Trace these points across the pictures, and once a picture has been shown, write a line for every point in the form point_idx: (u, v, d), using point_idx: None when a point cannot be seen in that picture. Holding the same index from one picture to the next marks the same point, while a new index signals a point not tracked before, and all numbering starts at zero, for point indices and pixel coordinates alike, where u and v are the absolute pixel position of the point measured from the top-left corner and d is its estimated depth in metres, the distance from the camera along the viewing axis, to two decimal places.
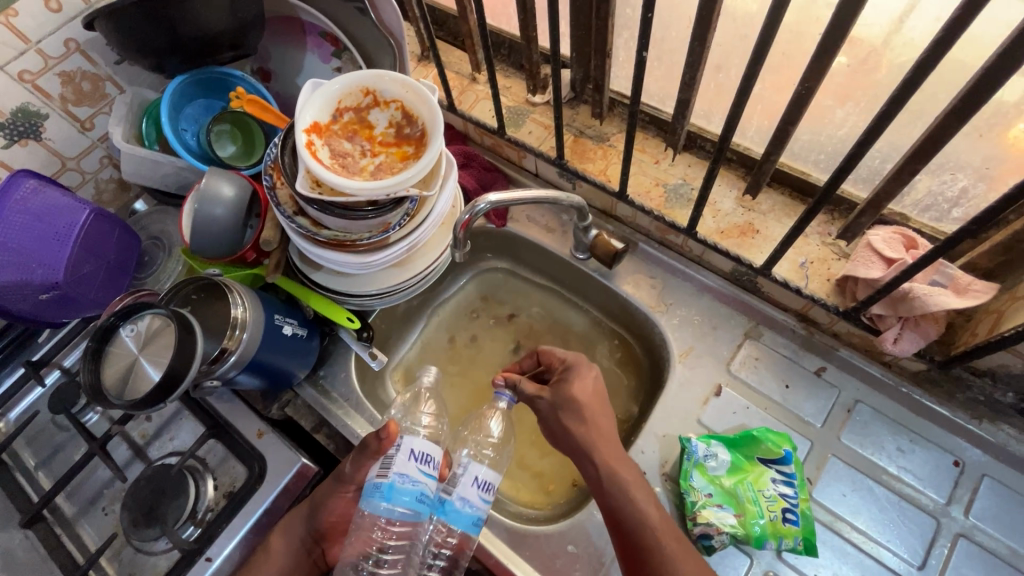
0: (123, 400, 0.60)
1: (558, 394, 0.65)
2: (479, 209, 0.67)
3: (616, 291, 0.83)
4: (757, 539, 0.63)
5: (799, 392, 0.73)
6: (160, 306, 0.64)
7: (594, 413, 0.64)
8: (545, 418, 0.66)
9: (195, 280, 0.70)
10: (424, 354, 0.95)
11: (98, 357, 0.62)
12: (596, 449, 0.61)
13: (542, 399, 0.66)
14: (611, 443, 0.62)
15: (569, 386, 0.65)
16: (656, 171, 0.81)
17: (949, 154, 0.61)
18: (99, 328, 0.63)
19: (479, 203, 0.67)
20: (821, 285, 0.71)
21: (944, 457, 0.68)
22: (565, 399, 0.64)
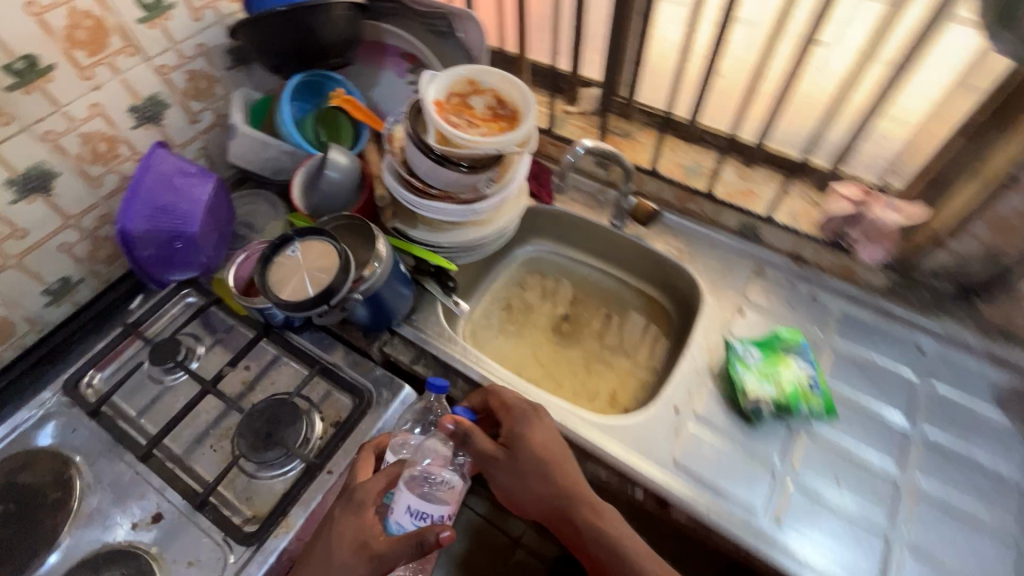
0: (292, 301, 0.73)
1: (515, 455, 0.76)
2: (578, 152, 0.96)
3: (649, 247, 1.04)
4: (794, 404, 0.82)
5: (800, 309, 0.95)
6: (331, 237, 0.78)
7: (558, 461, 0.76)
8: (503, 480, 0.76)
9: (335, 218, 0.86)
10: (486, 315, 1.10)
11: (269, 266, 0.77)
12: (582, 501, 0.74)
13: (498, 460, 0.76)
14: (586, 496, 0.74)
15: (530, 444, 0.76)
16: (673, 156, 1.06)
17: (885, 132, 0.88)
18: (274, 241, 0.77)
19: (578, 148, 0.96)
20: (807, 226, 0.96)
21: (912, 347, 0.89)
22: (527, 457, 0.75)
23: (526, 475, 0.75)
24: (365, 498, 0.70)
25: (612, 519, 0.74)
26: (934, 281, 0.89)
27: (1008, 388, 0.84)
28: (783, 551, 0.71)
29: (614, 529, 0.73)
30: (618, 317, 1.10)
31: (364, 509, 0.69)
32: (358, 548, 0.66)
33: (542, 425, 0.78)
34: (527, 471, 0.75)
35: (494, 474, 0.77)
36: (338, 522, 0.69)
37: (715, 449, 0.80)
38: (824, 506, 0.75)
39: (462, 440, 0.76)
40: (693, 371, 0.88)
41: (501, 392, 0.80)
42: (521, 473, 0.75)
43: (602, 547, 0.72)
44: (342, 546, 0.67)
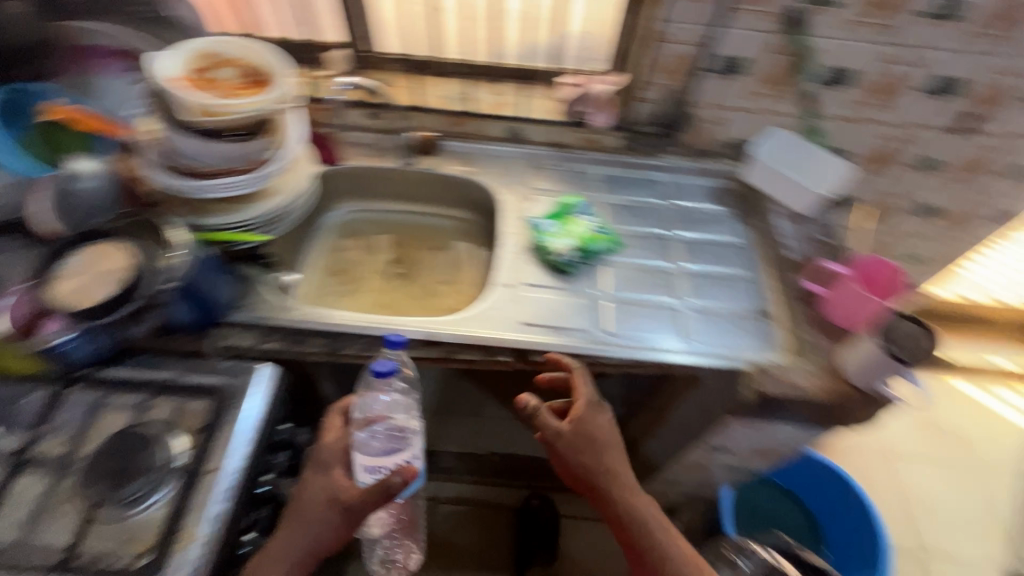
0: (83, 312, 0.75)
1: (575, 432, 0.90)
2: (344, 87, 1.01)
3: (441, 173, 1.16)
4: (590, 246, 1.02)
5: (572, 182, 1.17)
6: (116, 237, 0.83)
7: (605, 439, 0.92)
8: (560, 452, 0.91)
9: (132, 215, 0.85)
10: (318, 286, 1.11)
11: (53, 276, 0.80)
12: (620, 476, 0.91)
13: (562, 436, 0.90)
14: (617, 451, 0.92)
15: (598, 425, 0.92)
16: (431, 91, 1.18)
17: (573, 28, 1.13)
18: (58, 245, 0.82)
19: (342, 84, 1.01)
20: (553, 115, 1.16)
21: (652, 181, 1.18)
22: (584, 437, 0.91)
23: (583, 454, 0.90)
24: (331, 463, 0.86)
25: (618, 498, 0.90)
26: (646, 126, 1.15)
27: (713, 187, 1.17)
28: (617, 347, 0.93)
29: (646, 523, 0.89)
30: (440, 245, 1.22)
31: (333, 470, 0.86)
32: (330, 502, 0.82)
33: (599, 414, 0.93)
34: (609, 455, 0.91)
35: (554, 446, 0.91)
36: (316, 476, 0.85)
37: (546, 304, 0.97)
38: (632, 307, 0.99)
39: (551, 437, 0.91)
40: (511, 254, 1.04)
41: (558, 366, 0.91)
42: (580, 450, 0.90)
43: (620, 522, 0.90)
44: (313, 502, 0.82)
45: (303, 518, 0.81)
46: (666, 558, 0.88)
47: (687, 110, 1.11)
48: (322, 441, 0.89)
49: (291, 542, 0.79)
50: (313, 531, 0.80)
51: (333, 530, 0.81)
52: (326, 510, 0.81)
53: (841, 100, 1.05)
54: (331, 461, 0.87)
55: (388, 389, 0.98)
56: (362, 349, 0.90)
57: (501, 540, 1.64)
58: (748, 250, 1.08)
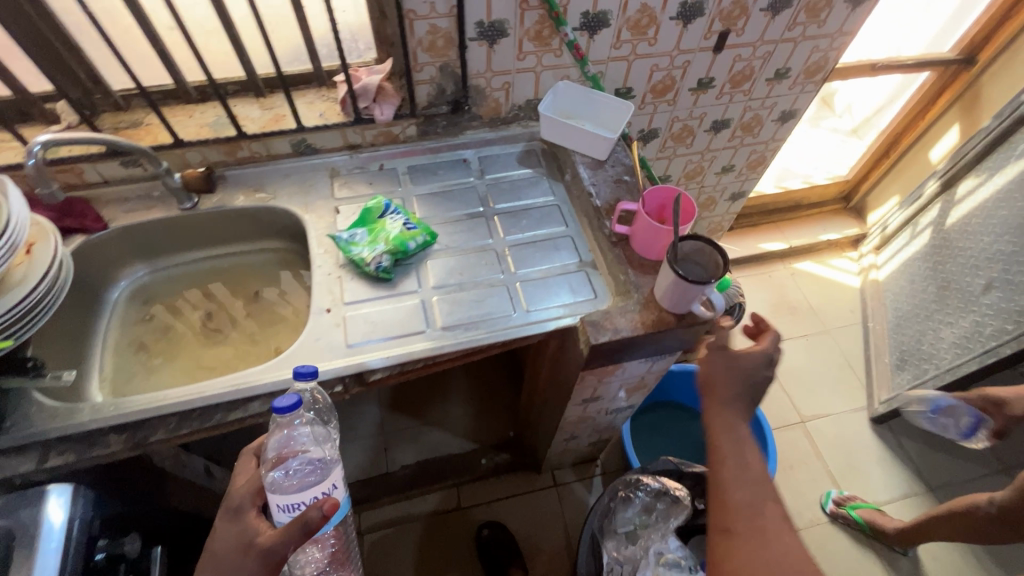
0: None
1: (734, 366, 0.83)
2: (37, 148, 0.82)
3: (232, 208, 1.05)
4: (402, 245, 0.97)
5: (378, 183, 1.12)
6: None
7: (735, 408, 0.81)
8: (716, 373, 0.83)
9: None
10: (121, 368, 0.98)
11: None
12: (739, 420, 0.81)
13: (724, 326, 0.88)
14: (739, 406, 0.81)
15: (741, 366, 0.83)
16: (194, 121, 1.05)
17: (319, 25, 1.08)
18: None
19: (34, 144, 0.82)
20: (338, 118, 1.09)
21: (458, 162, 1.17)
22: (736, 372, 0.83)
23: (716, 378, 0.83)
24: (245, 505, 0.73)
25: (735, 450, 0.78)
26: (434, 108, 1.11)
27: (519, 152, 1.18)
28: (453, 340, 0.90)
29: (763, 483, 0.76)
30: (258, 283, 1.12)
31: (245, 513, 0.73)
32: (244, 548, 0.69)
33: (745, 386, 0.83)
34: (732, 392, 0.82)
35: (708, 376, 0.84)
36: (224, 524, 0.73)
37: (371, 316, 0.92)
38: (462, 293, 0.97)
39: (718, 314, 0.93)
40: (325, 274, 0.97)
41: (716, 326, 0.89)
42: (713, 381, 0.83)
43: (746, 479, 0.76)
44: (226, 551, 0.70)
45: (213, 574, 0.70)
46: (797, 551, 0.69)
47: (467, 82, 1.08)
48: (231, 486, 0.76)
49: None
50: None
51: None
52: (241, 557, 0.69)
53: (604, 44, 1.09)
54: (242, 507, 0.74)
55: (304, 419, 0.83)
56: (172, 430, 0.80)
57: (437, 548, 1.60)
58: (563, 207, 1.09)
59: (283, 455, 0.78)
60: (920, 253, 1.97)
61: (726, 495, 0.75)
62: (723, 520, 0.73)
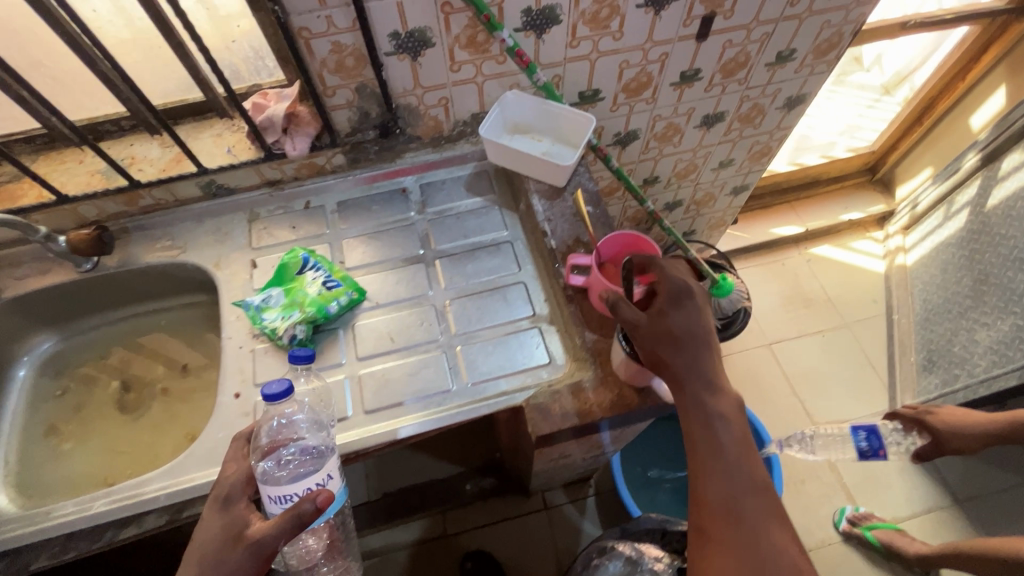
0: None
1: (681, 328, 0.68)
2: None
3: (137, 265, 0.93)
4: (319, 310, 0.83)
5: (303, 224, 0.97)
6: None
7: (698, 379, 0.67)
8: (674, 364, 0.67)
9: None
10: (27, 458, 0.88)
11: None
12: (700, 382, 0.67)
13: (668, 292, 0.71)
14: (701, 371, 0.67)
15: (687, 321, 0.68)
16: (85, 167, 0.91)
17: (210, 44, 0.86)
18: None
19: None
20: (249, 153, 0.93)
21: (397, 193, 1.00)
22: (687, 331, 0.68)
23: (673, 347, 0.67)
24: (235, 495, 0.64)
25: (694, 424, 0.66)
26: (359, 134, 0.94)
27: (468, 176, 1.02)
28: (379, 425, 0.78)
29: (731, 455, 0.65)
30: (180, 343, 1.00)
31: (235, 504, 0.63)
32: (233, 540, 0.60)
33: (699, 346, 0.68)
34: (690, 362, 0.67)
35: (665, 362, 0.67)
36: (210, 514, 0.63)
37: None
38: (395, 364, 0.83)
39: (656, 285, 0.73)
40: (236, 346, 0.84)
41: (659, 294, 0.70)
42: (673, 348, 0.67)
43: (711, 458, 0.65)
44: (213, 546, 0.60)
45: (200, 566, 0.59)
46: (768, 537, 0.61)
47: (394, 102, 0.90)
48: (220, 476, 0.66)
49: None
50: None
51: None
52: (228, 550, 0.60)
53: (556, 44, 0.89)
54: (232, 499, 0.64)
55: (298, 406, 0.76)
56: (55, 556, 0.70)
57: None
58: (518, 245, 0.94)
59: (276, 444, 0.70)
60: (955, 237, 1.74)
61: (700, 488, 0.65)
62: (701, 516, 0.64)
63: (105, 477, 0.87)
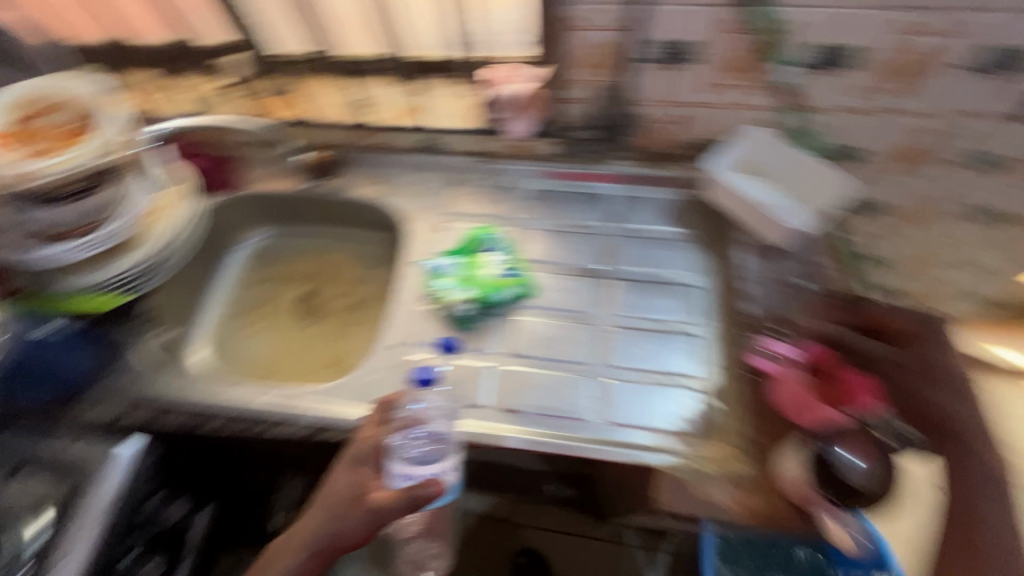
0: None
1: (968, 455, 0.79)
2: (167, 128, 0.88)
3: (351, 196, 1.03)
4: (490, 294, 0.85)
5: (497, 202, 0.99)
6: None
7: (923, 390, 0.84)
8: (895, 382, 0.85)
9: None
10: (222, 328, 1.04)
11: None
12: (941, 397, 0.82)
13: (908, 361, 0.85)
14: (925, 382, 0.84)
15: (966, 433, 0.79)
16: (338, 98, 1.01)
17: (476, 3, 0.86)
18: None
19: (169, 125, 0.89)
20: (474, 123, 0.96)
21: (593, 198, 0.97)
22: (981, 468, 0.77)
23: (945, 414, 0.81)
24: (364, 455, 0.68)
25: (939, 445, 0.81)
26: (576, 130, 0.94)
27: (669, 201, 0.95)
28: (509, 428, 0.76)
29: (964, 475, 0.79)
30: (358, 273, 1.09)
31: (365, 465, 0.67)
32: (353, 500, 0.64)
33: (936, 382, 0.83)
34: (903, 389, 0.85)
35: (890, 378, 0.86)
36: (340, 468, 0.68)
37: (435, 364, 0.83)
38: (542, 373, 0.81)
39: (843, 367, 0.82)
40: (407, 300, 0.89)
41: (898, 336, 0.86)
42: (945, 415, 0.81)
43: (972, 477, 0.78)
44: (339, 498, 0.65)
45: (323, 515, 0.64)
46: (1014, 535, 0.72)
47: (625, 110, 0.88)
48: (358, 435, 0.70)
49: (314, 532, 0.64)
50: (334, 529, 0.63)
51: (357, 532, 0.63)
52: (349, 509, 0.63)
53: (831, 90, 0.79)
54: (361, 457, 0.68)
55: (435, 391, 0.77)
56: (223, 424, 0.81)
57: (483, 557, 1.53)
58: (701, 294, 0.86)
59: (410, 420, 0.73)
60: None
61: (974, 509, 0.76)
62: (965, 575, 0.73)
63: (270, 367, 1.00)
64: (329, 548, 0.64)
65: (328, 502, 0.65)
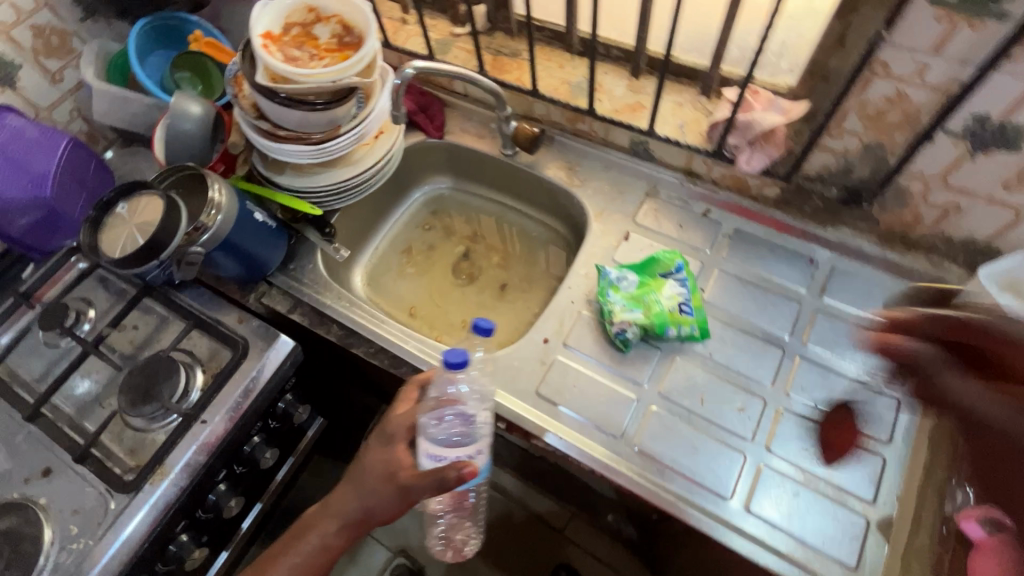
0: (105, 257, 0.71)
1: None
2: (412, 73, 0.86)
3: (540, 175, 1.00)
4: (660, 326, 0.78)
5: (691, 229, 0.90)
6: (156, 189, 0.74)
7: None
8: None
9: (181, 171, 0.80)
10: (383, 261, 1.08)
11: (97, 226, 0.74)
12: None
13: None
14: None
15: None
16: (561, 74, 0.98)
17: (743, 23, 0.84)
18: (99, 200, 0.74)
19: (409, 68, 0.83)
20: (697, 138, 0.88)
21: (802, 259, 0.85)
22: None
23: None
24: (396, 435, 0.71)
25: None
26: (820, 184, 0.82)
27: (899, 295, 0.80)
28: (636, 472, 0.72)
29: None
30: (518, 252, 1.07)
31: (395, 445, 0.70)
32: (387, 479, 0.68)
33: None
34: None
35: None
36: (372, 449, 0.72)
37: (580, 376, 0.79)
38: (688, 429, 0.75)
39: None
40: (568, 299, 0.86)
41: None
42: None
43: None
44: (372, 478, 0.69)
45: (356, 490, 0.70)
46: None
47: (892, 179, 0.74)
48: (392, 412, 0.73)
49: (347, 504, 0.71)
50: (368, 503, 0.69)
51: (391, 508, 0.68)
52: (383, 486, 0.68)
53: None
54: (394, 438, 0.71)
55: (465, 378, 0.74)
56: (369, 353, 0.85)
57: (517, 565, 1.22)
58: (905, 414, 0.73)
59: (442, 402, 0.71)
60: None
61: None
62: None
63: (413, 310, 1.03)
64: (361, 521, 0.70)
65: (366, 479, 0.70)
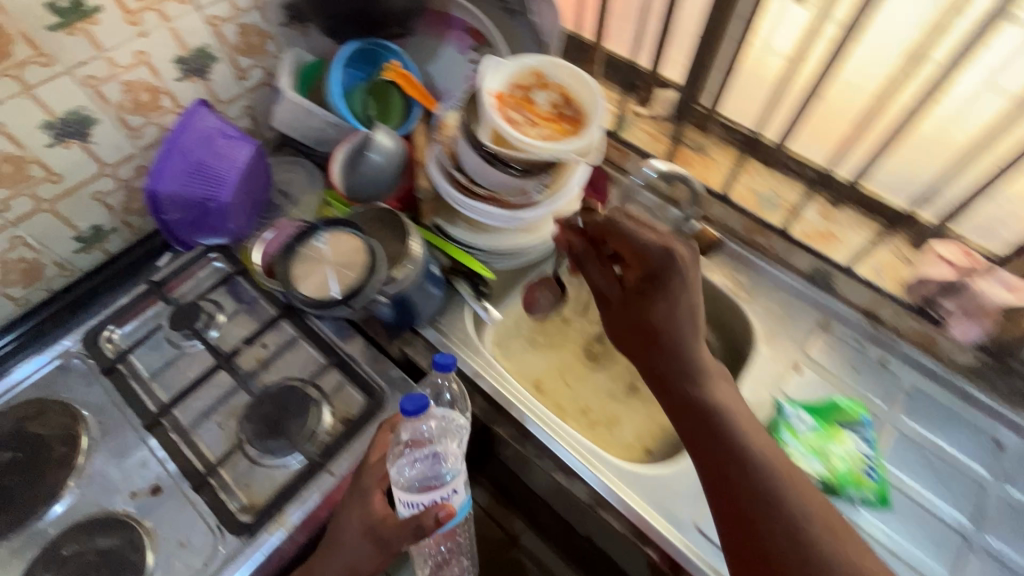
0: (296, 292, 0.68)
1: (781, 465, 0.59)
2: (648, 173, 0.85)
3: (705, 279, 0.94)
4: (841, 484, 0.74)
5: (865, 376, 0.85)
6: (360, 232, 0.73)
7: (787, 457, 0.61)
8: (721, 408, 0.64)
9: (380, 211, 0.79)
10: (512, 325, 1.02)
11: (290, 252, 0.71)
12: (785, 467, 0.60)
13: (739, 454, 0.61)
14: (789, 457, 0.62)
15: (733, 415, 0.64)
16: (749, 182, 0.95)
17: None
18: (302, 229, 0.73)
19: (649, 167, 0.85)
20: (893, 285, 0.84)
21: (987, 438, 0.80)
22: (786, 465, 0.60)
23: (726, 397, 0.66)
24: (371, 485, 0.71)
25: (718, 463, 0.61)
26: None
27: None
28: None
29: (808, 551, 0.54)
30: None
31: (371, 496, 0.70)
32: (366, 532, 0.68)
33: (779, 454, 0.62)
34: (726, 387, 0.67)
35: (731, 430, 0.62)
36: (346, 511, 0.71)
37: None
38: None
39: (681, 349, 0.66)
40: None
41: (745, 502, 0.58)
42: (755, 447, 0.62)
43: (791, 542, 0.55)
44: (351, 530, 0.69)
45: (336, 544, 0.70)
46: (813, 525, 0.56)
47: None
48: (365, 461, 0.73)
49: (329, 567, 0.70)
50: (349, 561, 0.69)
51: (370, 560, 0.69)
52: (359, 539, 0.68)
53: None
54: (369, 492, 0.70)
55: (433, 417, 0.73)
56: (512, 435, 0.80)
57: None
58: None
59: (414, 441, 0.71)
60: None
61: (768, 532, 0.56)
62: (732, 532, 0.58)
63: (538, 382, 0.98)
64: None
65: (342, 529, 0.70)
